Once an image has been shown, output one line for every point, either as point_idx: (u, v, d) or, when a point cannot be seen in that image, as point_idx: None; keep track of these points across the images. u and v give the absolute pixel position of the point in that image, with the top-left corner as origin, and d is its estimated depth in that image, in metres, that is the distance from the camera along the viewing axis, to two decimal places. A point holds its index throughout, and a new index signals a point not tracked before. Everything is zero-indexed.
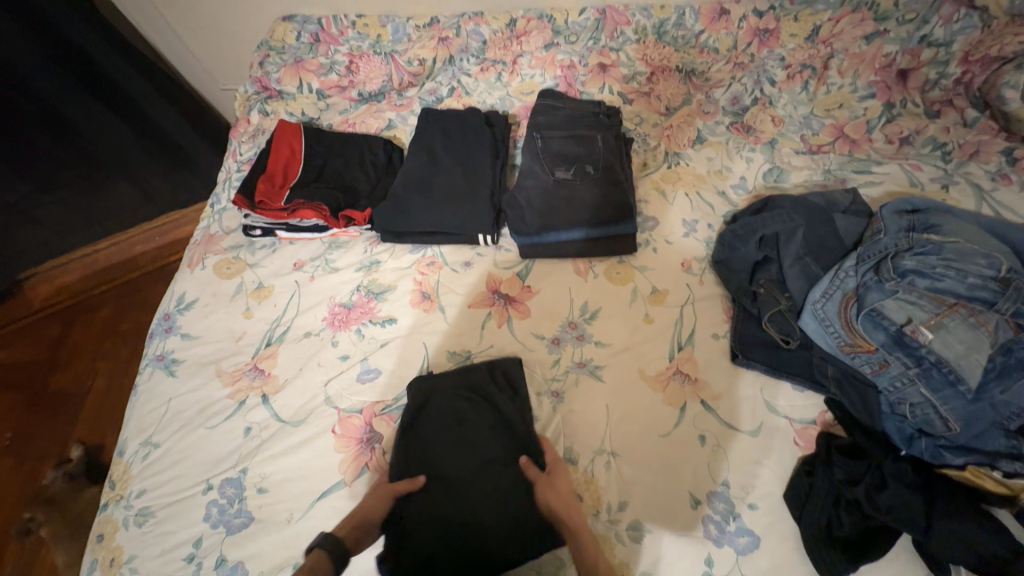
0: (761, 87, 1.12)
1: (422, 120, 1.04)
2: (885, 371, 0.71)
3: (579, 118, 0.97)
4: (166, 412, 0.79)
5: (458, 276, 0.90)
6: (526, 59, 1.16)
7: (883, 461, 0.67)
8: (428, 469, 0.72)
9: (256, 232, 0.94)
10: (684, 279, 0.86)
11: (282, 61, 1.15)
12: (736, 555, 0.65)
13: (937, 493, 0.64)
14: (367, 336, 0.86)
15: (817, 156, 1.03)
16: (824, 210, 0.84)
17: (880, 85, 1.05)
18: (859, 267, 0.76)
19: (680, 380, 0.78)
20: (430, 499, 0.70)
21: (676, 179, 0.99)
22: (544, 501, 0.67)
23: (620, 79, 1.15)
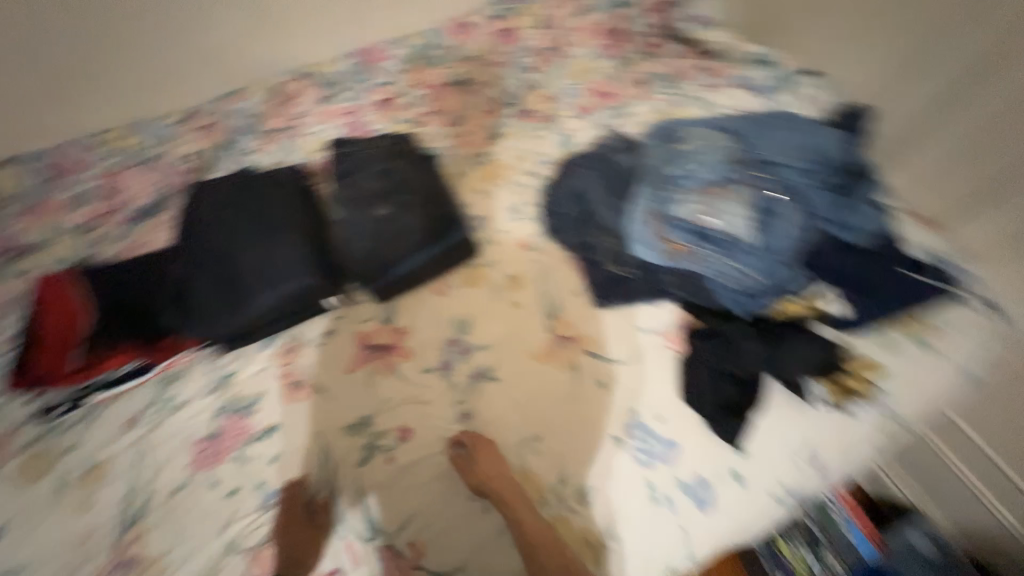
0: (522, 76, 1.29)
1: (196, 203, 0.89)
2: (700, 260, 0.84)
3: (377, 155, 0.98)
4: None
5: (326, 349, 0.85)
6: (309, 118, 1.15)
7: (724, 328, 0.81)
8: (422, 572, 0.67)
9: (58, 411, 0.77)
10: (531, 258, 0.93)
11: (19, 208, 0.99)
12: (669, 466, 0.72)
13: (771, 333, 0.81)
14: (250, 458, 0.75)
15: (590, 117, 1.18)
16: (606, 157, 0.97)
17: (607, 46, 1.31)
18: (646, 191, 0.89)
19: (564, 344, 0.83)
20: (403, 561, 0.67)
21: (487, 176, 1.07)
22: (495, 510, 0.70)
23: (405, 107, 1.21)
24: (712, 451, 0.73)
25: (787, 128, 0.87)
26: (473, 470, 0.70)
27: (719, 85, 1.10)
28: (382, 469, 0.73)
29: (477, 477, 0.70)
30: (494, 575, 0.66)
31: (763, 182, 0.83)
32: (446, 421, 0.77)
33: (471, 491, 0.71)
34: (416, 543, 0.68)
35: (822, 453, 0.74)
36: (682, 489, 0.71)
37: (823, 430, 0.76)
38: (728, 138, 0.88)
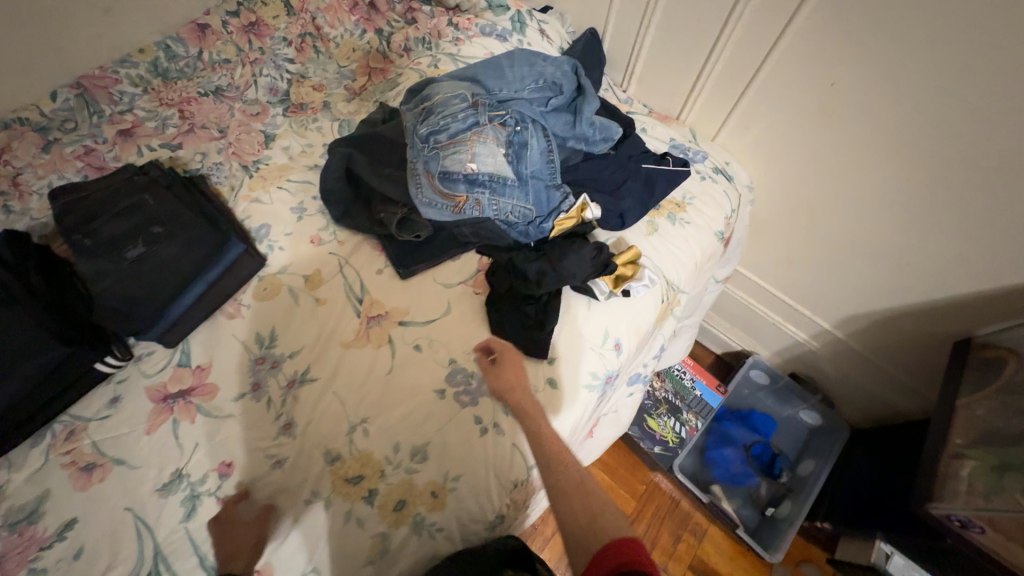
0: (284, 69, 1.21)
1: None
2: (482, 205, 0.89)
3: (113, 192, 0.87)
4: None
5: (113, 417, 0.75)
6: (28, 173, 0.97)
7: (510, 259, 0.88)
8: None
9: None
10: (325, 252, 0.91)
11: None
12: (490, 397, 0.78)
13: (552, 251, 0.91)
14: (48, 569, 0.65)
15: (362, 96, 1.19)
16: (370, 132, 0.97)
17: (364, 20, 1.27)
18: (414, 154, 0.89)
19: (376, 323, 0.84)
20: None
21: (262, 181, 1.00)
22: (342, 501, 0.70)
23: (154, 132, 1.08)
24: (524, 370, 0.81)
25: (509, 65, 0.94)
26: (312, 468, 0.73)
27: (462, 38, 1.13)
28: (213, 513, 0.70)
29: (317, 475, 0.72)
30: (355, 556, 0.68)
31: (504, 117, 0.89)
32: (274, 438, 0.75)
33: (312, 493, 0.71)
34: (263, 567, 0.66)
35: (614, 336, 0.88)
36: (506, 411, 0.77)
37: (612, 317, 0.88)
38: (463, 88, 0.91)
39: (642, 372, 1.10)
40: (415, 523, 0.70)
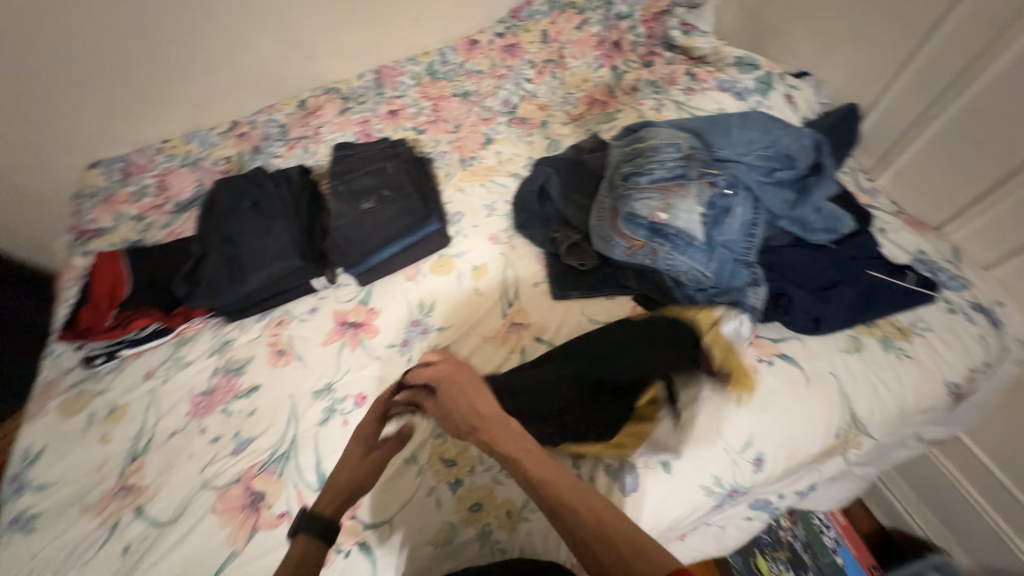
0: (521, 87, 1.36)
1: (214, 196, 1.04)
2: (656, 256, 0.85)
3: (370, 156, 1.10)
4: (32, 571, 0.75)
5: (308, 323, 0.96)
6: (326, 128, 1.31)
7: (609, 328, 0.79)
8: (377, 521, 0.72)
9: (97, 360, 0.94)
10: (497, 250, 1.00)
11: (94, 202, 1.22)
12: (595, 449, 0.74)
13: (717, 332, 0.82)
14: (234, 412, 0.87)
15: (578, 122, 1.26)
16: (575, 157, 1.01)
17: (603, 56, 1.35)
18: (608, 188, 0.92)
19: (517, 330, 0.88)
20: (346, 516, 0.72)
21: (471, 175, 1.16)
22: (433, 478, 0.75)
23: (411, 116, 1.33)
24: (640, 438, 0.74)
25: (739, 125, 0.88)
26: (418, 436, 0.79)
27: (695, 89, 1.09)
28: (340, 432, 0.83)
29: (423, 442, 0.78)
30: (421, 535, 0.71)
31: (715, 177, 0.83)
32: None
33: (411, 456, 0.77)
34: None
35: (759, 449, 0.74)
36: (606, 471, 0.72)
37: (764, 427, 0.75)
38: (682, 137, 0.89)
39: (772, 503, 0.91)
40: (483, 532, 0.71)
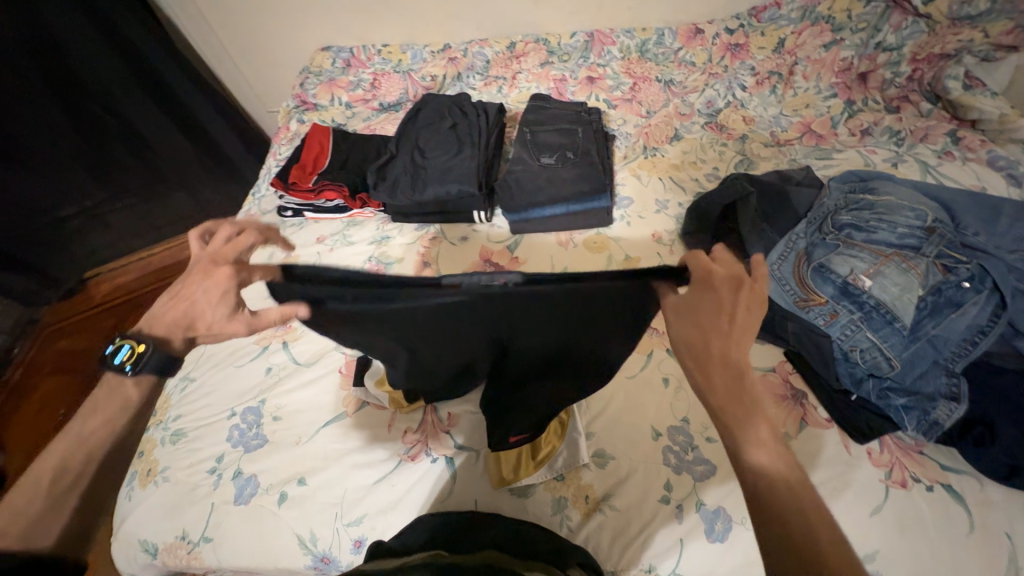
0: (733, 92, 1.24)
1: (417, 110, 1.12)
2: (835, 320, 0.77)
3: (565, 116, 1.11)
4: (204, 353, 0.93)
5: (456, 249, 1.02)
6: (524, 75, 1.32)
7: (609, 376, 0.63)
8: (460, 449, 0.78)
9: (287, 213, 1.10)
10: (655, 249, 0.96)
11: (318, 80, 1.35)
12: (694, 481, 0.72)
13: (868, 428, 0.73)
14: None
15: (784, 148, 1.13)
16: (780, 185, 0.92)
17: (841, 86, 1.16)
18: (808, 229, 0.84)
19: (647, 332, 0.87)
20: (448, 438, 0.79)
21: (650, 166, 1.11)
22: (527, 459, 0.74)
23: (607, 89, 1.29)
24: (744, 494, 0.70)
25: (1012, 217, 0.74)
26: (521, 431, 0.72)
27: (956, 155, 0.95)
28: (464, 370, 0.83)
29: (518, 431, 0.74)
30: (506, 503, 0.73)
31: (955, 264, 0.72)
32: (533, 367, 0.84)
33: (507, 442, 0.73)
34: (451, 415, 0.81)
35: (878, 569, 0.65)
36: (696, 508, 0.70)
37: (895, 549, 0.65)
38: (929, 205, 0.77)
39: None
40: (557, 503, 0.72)
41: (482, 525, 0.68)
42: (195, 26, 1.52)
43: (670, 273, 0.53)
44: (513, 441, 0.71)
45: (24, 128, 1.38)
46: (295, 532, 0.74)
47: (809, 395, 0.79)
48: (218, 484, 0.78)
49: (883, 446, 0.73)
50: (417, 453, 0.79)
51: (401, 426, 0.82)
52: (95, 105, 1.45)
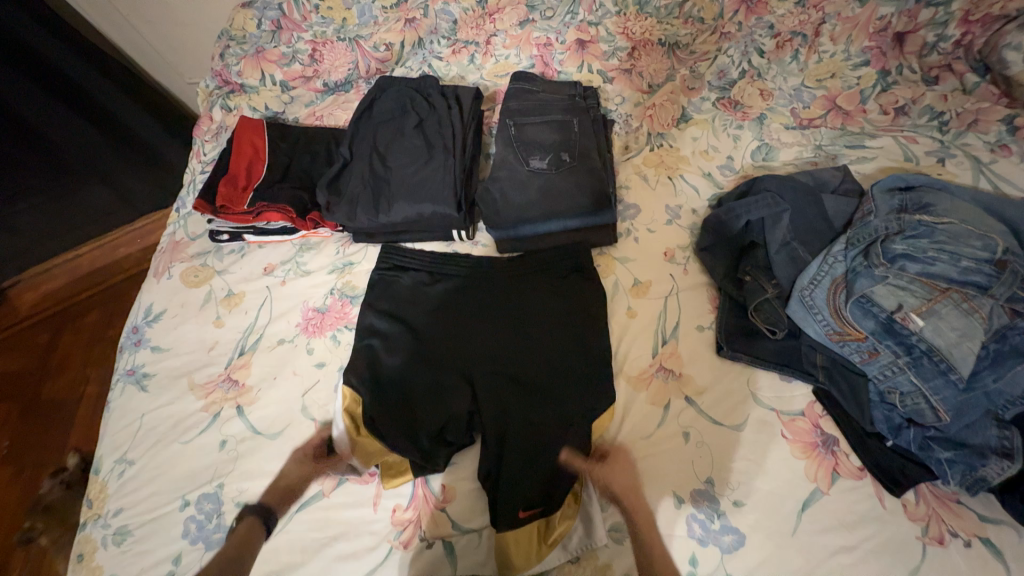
0: (748, 58, 1.04)
1: (375, 99, 0.89)
2: (874, 359, 0.69)
3: (555, 102, 0.91)
4: (140, 428, 0.78)
5: (425, 294, 0.84)
6: (500, 38, 1.08)
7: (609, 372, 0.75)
8: (457, 531, 0.69)
9: (222, 238, 0.90)
10: (667, 269, 0.83)
11: (242, 51, 1.07)
12: (721, 553, 0.65)
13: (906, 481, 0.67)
14: (342, 342, 0.83)
15: (807, 131, 0.98)
16: (812, 190, 0.80)
17: (875, 52, 0.98)
18: (849, 251, 0.72)
19: (663, 376, 0.76)
20: (443, 519, 0.69)
21: (658, 161, 0.94)
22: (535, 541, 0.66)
23: (600, 56, 1.07)
24: (777, 563, 0.64)
25: None
26: (546, 485, 0.69)
27: (1013, 149, 0.83)
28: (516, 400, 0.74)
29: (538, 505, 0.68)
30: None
31: None
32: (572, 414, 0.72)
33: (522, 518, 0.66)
34: (445, 487, 0.71)
35: None
36: None
37: None
38: (997, 230, 0.65)
39: None
40: None
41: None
42: None
43: (583, 316, 0.79)
44: (523, 517, 0.66)
45: None
46: None
47: (840, 441, 0.71)
48: None
49: (920, 497, 0.67)
50: (409, 537, 0.69)
51: (388, 505, 0.71)
52: None
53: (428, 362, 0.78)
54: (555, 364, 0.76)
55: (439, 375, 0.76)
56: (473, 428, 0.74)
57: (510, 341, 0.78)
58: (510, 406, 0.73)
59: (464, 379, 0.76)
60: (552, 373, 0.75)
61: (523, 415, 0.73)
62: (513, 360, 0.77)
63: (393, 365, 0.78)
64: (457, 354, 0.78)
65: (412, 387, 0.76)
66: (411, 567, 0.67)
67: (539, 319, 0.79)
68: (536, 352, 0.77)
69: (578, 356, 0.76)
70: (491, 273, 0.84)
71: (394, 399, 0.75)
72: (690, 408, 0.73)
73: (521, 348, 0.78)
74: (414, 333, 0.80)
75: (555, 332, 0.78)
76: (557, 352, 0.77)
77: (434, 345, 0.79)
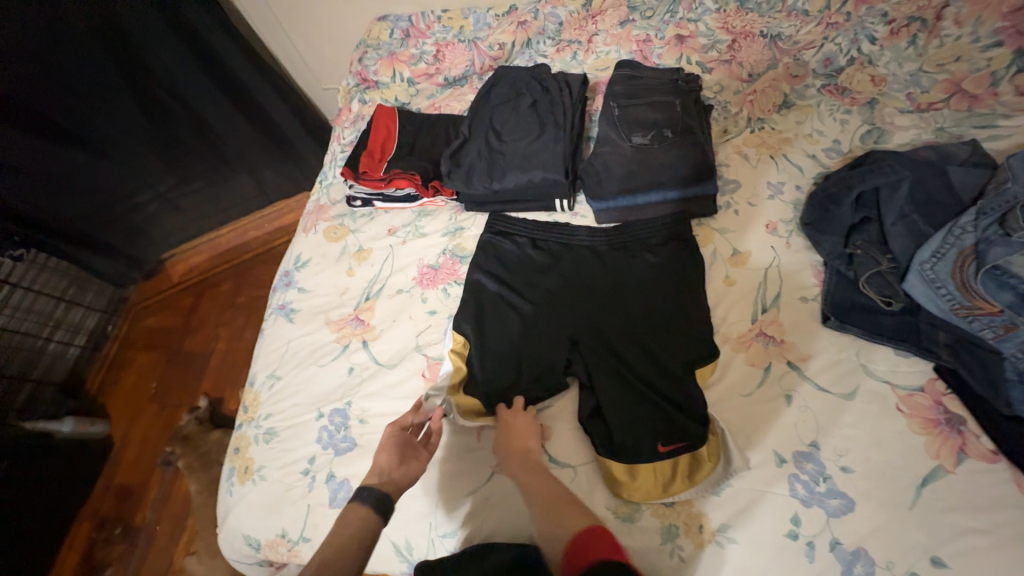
0: (858, 46, 1.03)
1: (495, 85, 1.02)
2: (1012, 334, 0.65)
3: (657, 86, 0.97)
4: (287, 351, 0.93)
5: (527, 257, 0.91)
6: (601, 37, 1.17)
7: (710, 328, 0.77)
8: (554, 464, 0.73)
9: (357, 203, 1.06)
10: (768, 242, 0.84)
11: (378, 55, 1.25)
12: (827, 517, 0.63)
13: None
14: (452, 295, 0.92)
15: (926, 114, 0.94)
16: (937, 163, 0.77)
17: (1012, 31, 0.90)
18: (980, 221, 0.69)
19: (764, 342, 0.76)
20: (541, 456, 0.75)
21: (758, 142, 0.96)
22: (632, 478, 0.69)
23: (699, 49, 1.12)
24: (892, 535, 0.61)
25: None
26: (646, 431, 0.71)
27: None
28: (618, 349, 0.78)
29: (636, 447, 0.70)
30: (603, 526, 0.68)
31: None
32: (673, 365, 0.75)
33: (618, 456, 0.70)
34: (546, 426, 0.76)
35: None
36: (831, 548, 0.61)
37: None
38: None
39: None
40: (667, 530, 0.66)
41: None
42: (252, 3, 1.50)
43: (683, 276, 0.82)
44: (618, 452, 0.70)
45: (100, 118, 1.45)
46: (390, 538, 0.74)
47: (968, 421, 0.66)
48: (312, 486, 0.78)
49: None
50: None
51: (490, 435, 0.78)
52: (160, 91, 1.49)
53: (534, 311, 0.84)
54: (654, 318, 0.79)
55: (544, 322, 0.83)
56: (575, 373, 0.78)
57: (611, 297, 0.83)
58: (611, 353, 0.78)
59: (566, 327, 0.82)
60: (653, 327, 0.78)
61: (624, 362, 0.76)
62: (616, 311, 0.81)
63: (500, 313, 0.86)
64: (559, 307, 0.84)
65: (517, 332, 0.83)
66: (508, 491, 0.72)
67: (640, 280, 0.83)
68: (635, 309, 0.81)
69: (679, 314, 0.79)
70: (594, 240, 0.90)
71: (501, 343, 0.83)
72: (792, 374, 0.73)
73: (621, 302, 0.82)
74: (520, 288, 0.88)
75: (655, 290, 0.82)
76: (666, 321, 0.79)
77: (539, 298, 0.86)
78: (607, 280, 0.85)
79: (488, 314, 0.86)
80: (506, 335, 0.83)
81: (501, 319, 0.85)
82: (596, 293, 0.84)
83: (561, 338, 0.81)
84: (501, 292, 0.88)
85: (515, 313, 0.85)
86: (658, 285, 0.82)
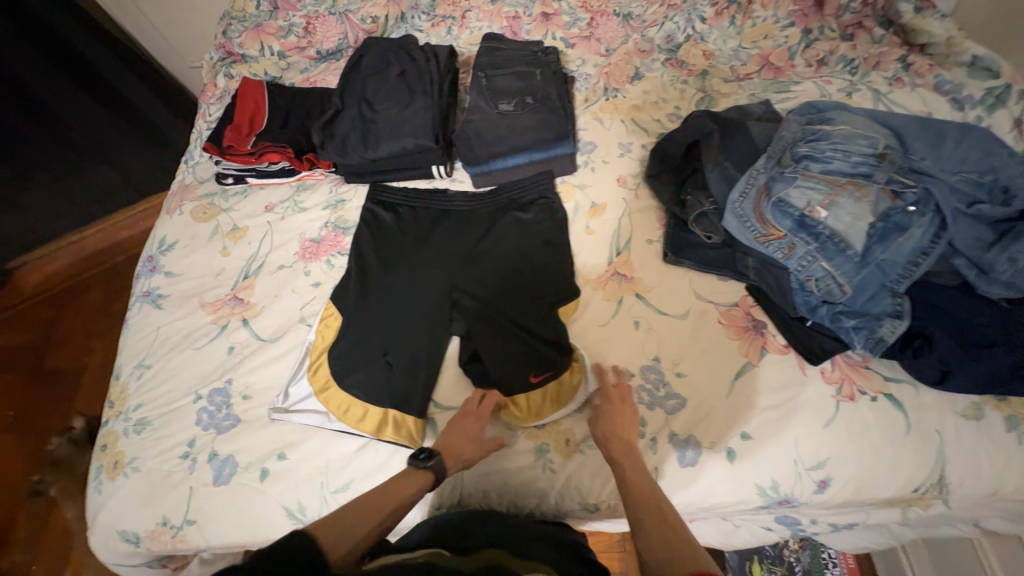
0: (692, 24, 1.18)
1: (365, 55, 1.02)
2: (794, 252, 0.79)
3: (521, 58, 1.04)
4: (156, 338, 0.87)
5: (408, 224, 0.94)
6: (474, 12, 1.21)
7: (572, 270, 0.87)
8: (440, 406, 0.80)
9: (228, 180, 1.02)
10: (621, 195, 0.95)
11: (243, 27, 1.19)
12: (666, 415, 0.75)
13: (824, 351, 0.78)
14: (336, 266, 0.93)
15: (743, 82, 1.12)
16: (740, 120, 0.93)
17: (799, 14, 1.12)
18: (768, 163, 0.84)
19: (618, 280, 0.87)
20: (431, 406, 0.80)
21: (612, 109, 1.07)
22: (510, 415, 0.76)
23: (563, 26, 1.21)
24: (713, 421, 0.75)
25: (956, 139, 0.80)
26: (519, 365, 0.78)
27: (907, 81, 1.01)
28: (493, 297, 0.84)
29: (509, 381, 0.77)
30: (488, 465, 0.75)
31: (901, 190, 0.77)
32: (541, 306, 0.83)
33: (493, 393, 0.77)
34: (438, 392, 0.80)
35: (830, 472, 0.72)
36: (670, 439, 0.74)
37: (842, 454, 0.72)
38: (880, 132, 0.81)
39: (800, 523, 0.82)
40: (539, 448, 0.75)
41: (473, 526, 0.66)
42: None
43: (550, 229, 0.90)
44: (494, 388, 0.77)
45: None
46: (281, 504, 0.73)
47: (768, 325, 0.82)
48: (193, 468, 0.76)
49: (835, 364, 0.78)
50: None
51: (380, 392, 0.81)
52: None
53: (411, 272, 0.88)
54: (524, 266, 0.87)
55: (421, 282, 0.86)
56: (454, 324, 0.84)
57: (485, 253, 0.89)
58: (487, 302, 0.84)
59: (443, 284, 0.86)
60: (523, 275, 0.86)
61: (498, 308, 0.83)
62: (490, 263, 0.88)
63: (380, 276, 0.88)
64: (437, 265, 0.88)
65: (397, 292, 0.86)
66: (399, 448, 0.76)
67: (512, 235, 0.91)
68: (508, 260, 0.88)
69: (547, 262, 0.87)
70: (470, 202, 0.95)
71: (382, 304, 0.85)
72: (641, 304, 0.84)
73: (495, 256, 0.89)
74: (398, 252, 0.90)
75: (527, 242, 0.90)
76: (534, 268, 0.87)
77: (416, 259, 0.89)
78: (483, 237, 0.91)
79: (366, 281, 0.88)
80: (388, 296, 0.86)
81: (382, 282, 0.87)
82: (471, 250, 0.90)
83: (439, 293, 0.85)
84: (382, 256, 0.90)
85: (392, 276, 0.87)
86: (528, 237, 0.90)
